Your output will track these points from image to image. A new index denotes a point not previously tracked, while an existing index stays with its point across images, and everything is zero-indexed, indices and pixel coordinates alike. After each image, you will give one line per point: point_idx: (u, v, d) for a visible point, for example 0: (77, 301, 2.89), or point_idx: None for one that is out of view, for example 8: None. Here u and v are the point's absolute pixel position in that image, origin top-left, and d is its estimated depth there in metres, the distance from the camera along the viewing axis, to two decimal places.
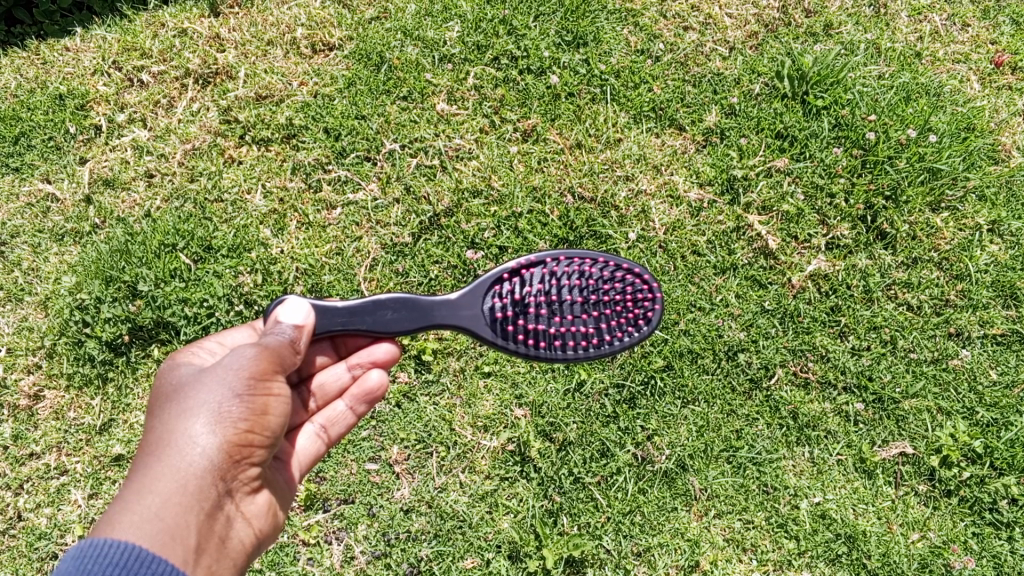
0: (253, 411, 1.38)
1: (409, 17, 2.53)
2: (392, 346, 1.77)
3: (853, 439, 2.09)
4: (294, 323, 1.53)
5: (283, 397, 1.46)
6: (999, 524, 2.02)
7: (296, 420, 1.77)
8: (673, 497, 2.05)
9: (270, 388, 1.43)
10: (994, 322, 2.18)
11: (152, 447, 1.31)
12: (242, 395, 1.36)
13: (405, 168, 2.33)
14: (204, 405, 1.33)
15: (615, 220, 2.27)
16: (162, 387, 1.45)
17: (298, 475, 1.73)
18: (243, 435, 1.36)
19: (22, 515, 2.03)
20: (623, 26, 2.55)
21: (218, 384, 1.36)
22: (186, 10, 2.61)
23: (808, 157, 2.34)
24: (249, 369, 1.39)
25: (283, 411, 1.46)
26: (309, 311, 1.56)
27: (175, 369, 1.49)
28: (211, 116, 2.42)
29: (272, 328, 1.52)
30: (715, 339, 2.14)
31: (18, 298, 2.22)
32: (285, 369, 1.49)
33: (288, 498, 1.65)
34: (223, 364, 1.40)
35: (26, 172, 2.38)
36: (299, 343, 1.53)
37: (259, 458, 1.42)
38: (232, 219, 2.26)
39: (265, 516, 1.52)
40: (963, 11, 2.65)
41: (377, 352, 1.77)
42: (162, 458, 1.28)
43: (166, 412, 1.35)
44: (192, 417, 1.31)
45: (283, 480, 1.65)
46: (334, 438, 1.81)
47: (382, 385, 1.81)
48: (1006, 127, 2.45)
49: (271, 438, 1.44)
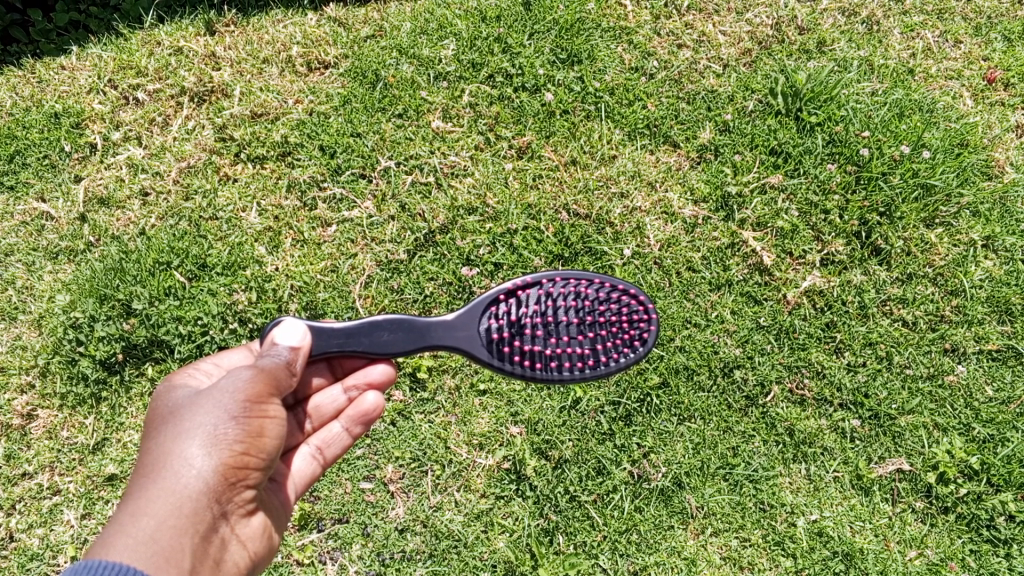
0: (249, 433, 1.37)
1: (404, 35, 2.57)
2: (388, 367, 1.77)
3: (850, 455, 2.09)
4: (291, 345, 1.53)
5: (279, 419, 1.46)
6: (997, 541, 2.01)
7: (292, 441, 1.76)
8: (669, 516, 2.03)
9: (266, 410, 1.42)
10: (989, 337, 2.18)
11: (147, 469, 1.29)
12: (238, 417, 1.36)
13: (401, 186, 2.34)
14: (201, 428, 1.32)
15: (610, 236, 2.27)
16: (158, 409, 1.45)
17: (294, 497, 1.72)
18: (239, 456, 1.36)
19: (15, 536, 2.00)
20: (617, 44, 2.59)
21: (215, 406, 1.36)
22: (182, 28, 2.63)
23: (802, 173, 2.35)
24: (245, 391, 1.39)
25: (279, 433, 1.46)
26: (305, 332, 1.56)
27: (171, 391, 1.48)
28: (206, 134, 2.43)
29: (268, 350, 1.52)
30: (711, 356, 2.14)
31: (12, 317, 2.21)
32: (281, 391, 1.49)
33: (282, 520, 1.65)
34: (219, 386, 1.40)
35: (21, 190, 2.39)
36: (295, 365, 1.53)
37: (254, 481, 1.42)
38: (227, 237, 2.26)
39: (259, 538, 1.51)
40: (955, 28, 2.68)
41: (372, 374, 1.77)
42: (158, 479, 1.27)
43: (162, 435, 1.34)
44: (188, 439, 1.31)
45: (278, 502, 1.65)
46: (329, 459, 1.79)
47: (379, 406, 1.80)
48: (999, 143, 2.46)
49: (266, 460, 1.43)
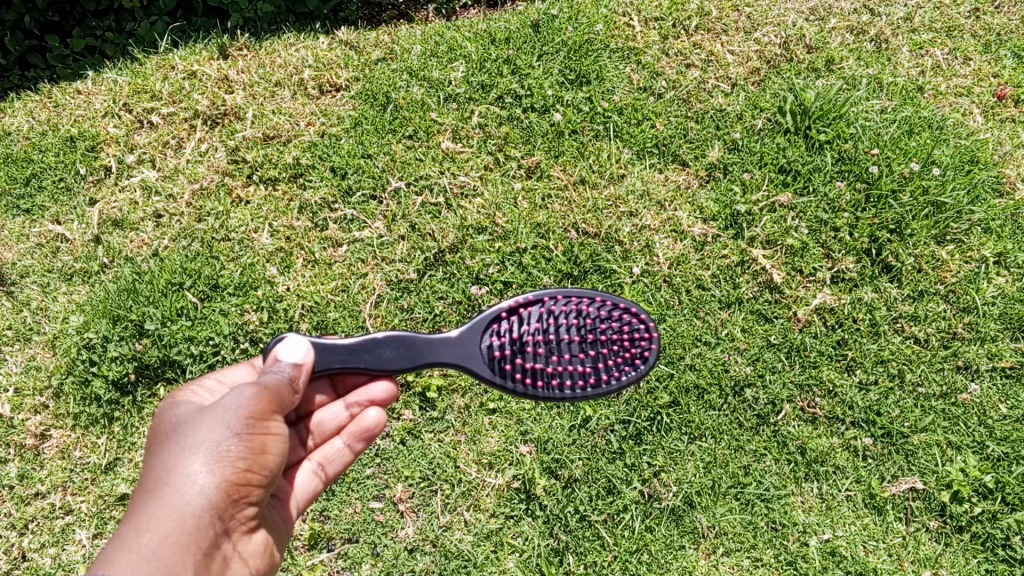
0: (252, 451, 1.38)
1: (415, 58, 2.64)
2: (390, 385, 1.77)
3: (862, 474, 2.05)
4: (294, 361, 1.53)
5: (282, 436, 1.46)
6: (1013, 561, 1.95)
7: (295, 457, 1.77)
8: (680, 536, 2.01)
9: (269, 427, 1.43)
10: (1002, 354, 2.15)
11: (151, 485, 1.31)
12: (241, 434, 1.37)
13: (411, 207, 2.36)
14: (204, 445, 1.33)
15: (619, 254, 2.28)
16: (162, 425, 1.46)
17: (296, 513, 1.73)
18: (241, 474, 1.36)
19: (27, 556, 2.00)
20: (626, 64, 2.63)
21: (217, 423, 1.37)
22: (196, 54, 2.73)
23: (811, 191, 2.35)
24: (248, 409, 1.40)
25: (282, 450, 1.47)
26: (308, 349, 1.57)
27: (175, 408, 1.49)
28: (219, 156, 2.48)
29: (272, 366, 1.53)
30: (721, 374, 2.13)
31: (26, 337, 2.24)
32: (284, 408, 1.49)
33: (284, 537, 1.65)
34: (223, 403, 1.41)
35: (38, 214, 2.44)
36: (299, 381, 1.54)
37: (256, 498, 1.42)
38: (239, 257, 2.29)
39: (261, 555, 1.52)
40: (964, 46, 2.70)
41: (374, 391, 1.77)
42: (161, 495, 1.28)
43: (166, 452, 1.35)
44: (191, 457, 1.31)
45: (281, 518, 1.66)
46: (331, 475, 1.80)
47: (380, 423, 1.80)
48: (1010, 159, 2.44)
49: (269, 477, 1.44)
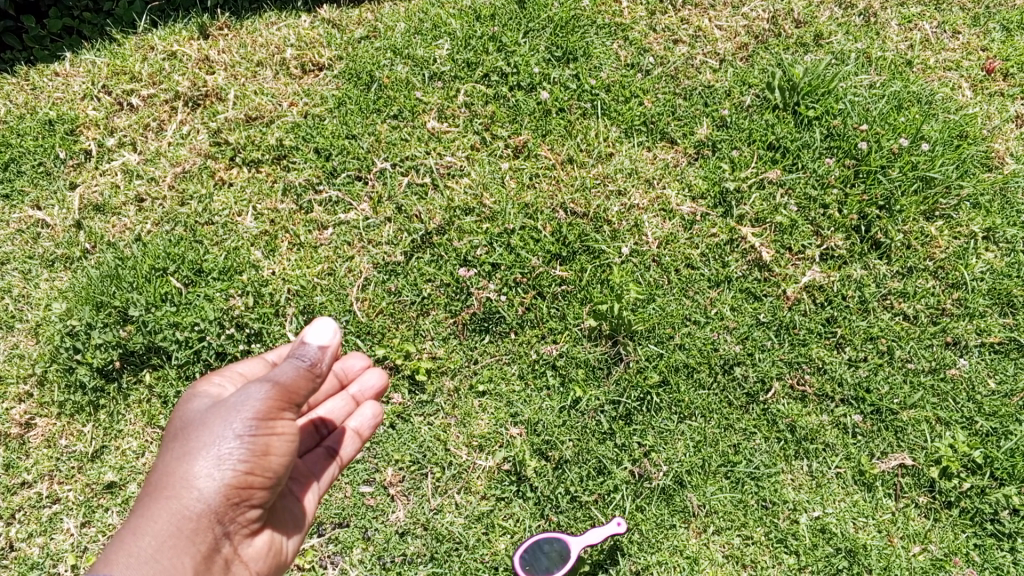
0: (254, 453, 1.38)
1: (398, 36, 2.59)
2: (383, 373, 1.93)
3: (852, 451, 2.06)
4: (320, 347, 1.43)
5: (289, 436, 1.44)
6: (1001, 535, 1.97)
7: (311, 444, 1.78)
8: (671, 515, 2.02)
9: (276, 427, 1.41)
10: (991, 330, 2.15)
11: (157, 484, 1.39)
12: (244, 436, 1.36)
13: (397, 187, 2.33)
14: (205, 449, 1.36)
15: (608, 234, 2.26)
16: (176, 421, 1.51)
17: (317, 499, 1.74)
18: (242, 477, 1.38)
19: (14, 545, 1.99)
20: (613, 40, 2.59)
21: (222, 426, 1.37)
22: (175, 33, 2.66)
23: (800, 168, 2.34)
24: (254, 410, 1.38)
25: (290, 450, 1.45)
26: (335, 331, 1.44)
27: (192, 402, 1.53)
28: (201, 139, 2.43)
29: (297, 349, 1.43)
30: (711, 353, 2.13)
31: (8, 325, 2.20)
32: (298, 403, 1.44)
33: (300, 527, 1.68)
34: (232, 402, 1.40)
35: (16, 199, 2.38)
36: (321, 371, 1.44)
37: (262, 497, 1.45)
38: (223, 241, 2.26)
39: (268, 551, 1.57)
40: (953, 18, 2.67)
41: (368, 383, 1.92)
42: (163, 497, 1.37)
43: (172, 453, 1.41)
44: (190, 462, 1.36)
45: (300, 503, 1.68)
46: (346, 459, 1.81)
47: (377, 416, 1.86)
48: (999, 134, 2.43)
49: (275, 478, 1.44)
